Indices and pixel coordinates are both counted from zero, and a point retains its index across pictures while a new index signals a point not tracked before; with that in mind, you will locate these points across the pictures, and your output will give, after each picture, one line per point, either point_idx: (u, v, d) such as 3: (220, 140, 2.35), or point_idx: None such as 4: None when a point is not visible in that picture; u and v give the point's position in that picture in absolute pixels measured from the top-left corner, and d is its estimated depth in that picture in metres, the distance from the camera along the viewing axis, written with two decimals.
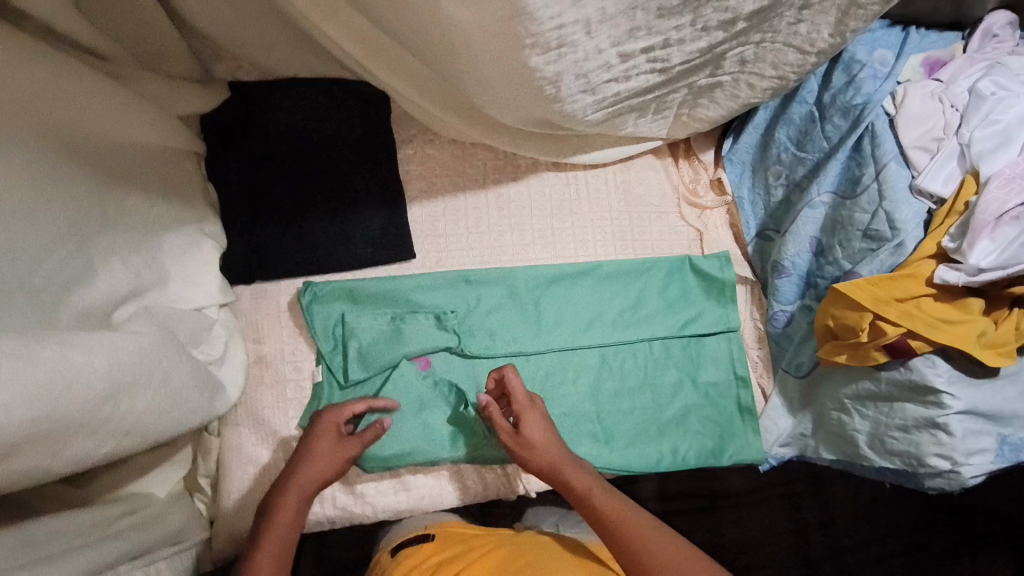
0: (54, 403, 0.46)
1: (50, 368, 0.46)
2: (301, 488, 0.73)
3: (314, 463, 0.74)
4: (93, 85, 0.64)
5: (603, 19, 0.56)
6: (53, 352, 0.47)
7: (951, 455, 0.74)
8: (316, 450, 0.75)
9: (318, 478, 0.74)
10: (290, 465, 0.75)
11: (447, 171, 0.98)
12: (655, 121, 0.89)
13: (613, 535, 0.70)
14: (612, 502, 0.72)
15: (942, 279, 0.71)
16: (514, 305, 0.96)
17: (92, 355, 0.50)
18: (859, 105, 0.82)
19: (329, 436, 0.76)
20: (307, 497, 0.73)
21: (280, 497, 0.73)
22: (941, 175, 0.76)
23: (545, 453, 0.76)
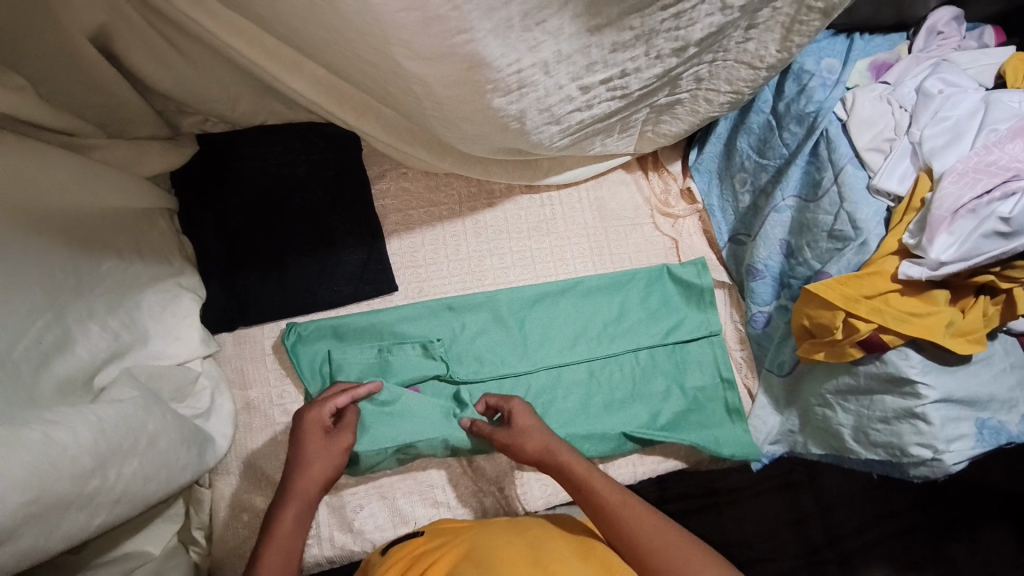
0: (46, 482, 0.46)
1: (37, 451, 0.46)
2: (303, 493, 0.72)
3: (311, 466, 0.74)
4: (62, 159, 0.64)
5: (560, 59, 0.58)
6: (36, 434, 0.47)
7: (932, 443, 0.76)
8: (309, 453, 0.74)
9: (319, 479, 0.74)
10: (287, 473, 0.74)
11: (423, 202, 1.00)
12: (622, 139, 0.92)
13: (609, 520, 0.72)
14: (610, 486, 0.74)
15: (906, 275, 0.74)
16: (499, 329, 0.97)
17: (77, 433, 0.51)
18: (812, 112, 0.85)
19: (318, 436, 0.75)
20: (310, 501, 0.73)
21: (284, 505, 0.72)
22: (896, 174, 0.79)
23: (537, 439, 0.78)
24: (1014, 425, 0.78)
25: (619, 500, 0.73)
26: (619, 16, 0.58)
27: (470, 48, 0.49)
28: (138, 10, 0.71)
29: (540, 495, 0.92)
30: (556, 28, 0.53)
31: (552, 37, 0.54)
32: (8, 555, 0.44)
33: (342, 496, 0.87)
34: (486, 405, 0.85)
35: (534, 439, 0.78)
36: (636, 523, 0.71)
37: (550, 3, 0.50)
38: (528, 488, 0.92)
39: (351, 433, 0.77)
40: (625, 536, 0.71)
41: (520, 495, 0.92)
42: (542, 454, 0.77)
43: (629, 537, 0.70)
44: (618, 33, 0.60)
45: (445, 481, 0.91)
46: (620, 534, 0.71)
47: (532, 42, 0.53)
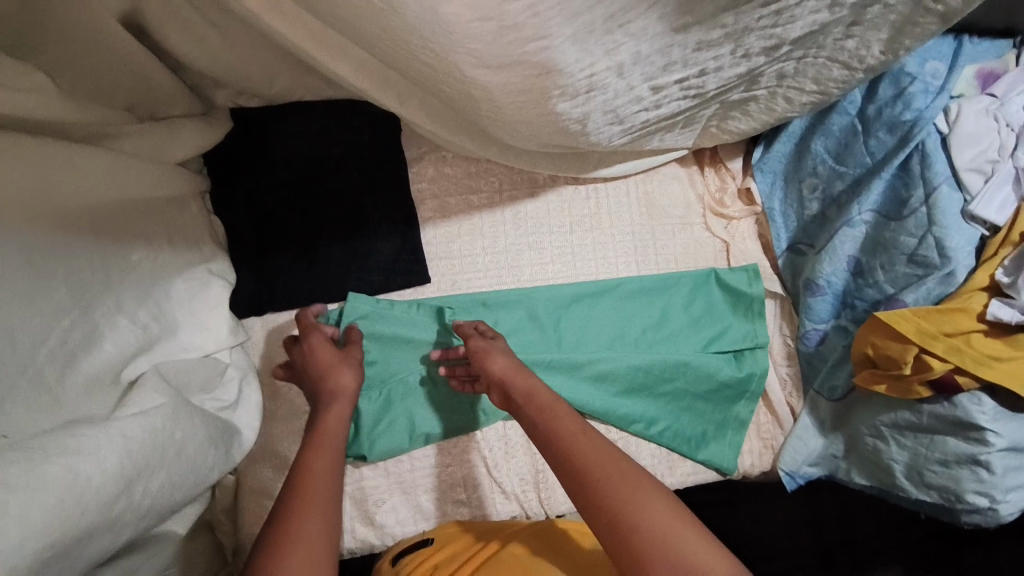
0: (67, 518, 0.45)
1: (59, 484, 0.45)
2: (342, 392, 0.72)
3: (341, 370, 0.74)
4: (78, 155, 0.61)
5: (635, 61, 0.51)
6: (57, 468, 0.46)
7: (990, 492, 0.72)
8: (328, 360, 0.75)
9: (350, 379, 0.74)
10: (317, 383, 0.73)
11: (461, 189, 0.94)
12: (682, 134, 0.83)
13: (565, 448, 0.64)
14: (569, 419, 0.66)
15: (995, 316, 0.68)
16: (533, 328, 0.93)
17: (101, 460, 0.49)
18: (908, 121, 0.76)
19: (330, 348, 0.76)
20: (350, 399, 0.72)
21: (326, 408, 0.70)
22: (996, 202, 0.72)
23: (503, 361, 0.74)
24: None
25: (574, 426, 0.65)
26: (711, 14, 0.50)
27: (543, 56, 0.45)
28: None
29: (563, 501, 0.90)
30: (639, 29, 0.47)
31: (632, 39, 0.48)
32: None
33: (365, 490, 0.87)
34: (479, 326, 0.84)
35: (502, 360, 0.74)
36: (588, 447, 0.63)
37: (638, 4, 0.44)
38: (552, 493, 0.90)
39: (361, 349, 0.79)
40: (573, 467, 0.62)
41: (544, 500, 0.89)
42: (504, 375, 0.73)
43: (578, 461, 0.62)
44: (707, 31, 0.52)
45: (468, 481, 0.89)
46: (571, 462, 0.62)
47: (611, 45, 0.47)
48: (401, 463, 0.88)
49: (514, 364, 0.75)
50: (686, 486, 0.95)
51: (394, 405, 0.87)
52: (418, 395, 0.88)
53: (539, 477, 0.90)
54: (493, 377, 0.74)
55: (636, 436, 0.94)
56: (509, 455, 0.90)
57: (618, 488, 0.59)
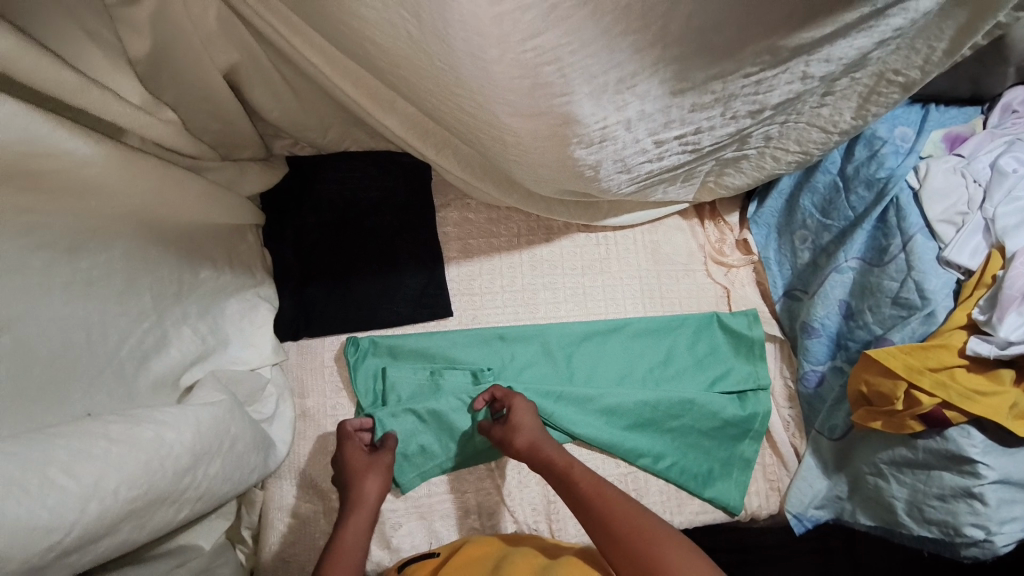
0: (151, 478, 0.52)
1: (149, 448, 0.53)
2: (363, 505, 0.76)
3: (366, 478, 0.79)
4: (196, 184, 0.70)
5: (642, 118, 0.62)
6: (150, 433, 0.54)
7: (986, 524, 0.73)
8: (361, 467, 0.80)
9: (374, 490, 0.78)
10: (345, 490, 0.79)
11: (482, 233, 1.04)
12: (683, 188, 0.94)
13: (594, 508, 0.72)
14: (588, 476, 0.75)
15: (974, 351, 0.72)
16: (548, 362, 1.00)
17: (182, 432, 0.57)
18: (883, 178, 0.85)
19: (363, 454, 0.81)
20: (369, 511, 0.76)
21: (347, 520, 0.75)
22: (967, 249, 0.78)
23: (524, 435, 0.81)
24: None
25: (594, 487, 0.73)
26: (703, 82, 0.61)
27: (566, 108, 0.56)
28: (267, 55, 0.76)
29: (573, 532, 0.91)
30: (643, 91, 0.58)
31: (638, 99, 0.59)
32: (104, 544, 0.50)
33: (383, 513, 0.89)
34: (492, 396, 0.89)
35: (523, 432, 0.81)
36: (617, 507, 0.71)
37: (642, 70, 0.55)
38: (562, 524, 0.91)
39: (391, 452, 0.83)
40: (604, 525, 0.70)
41: (555, 531, 0.91)
42: (529, 448, 0.80)
43: (608, 525, 0.70)
44: (700, 96, 0.63)
45: (481, 507, 0.91)
46: (600, 519, 0.71)
47: (620, 103, 0.58)
48: (418, 487, 0.91)
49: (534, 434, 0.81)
50: (695, 524, 0.96)
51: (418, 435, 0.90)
52: (439, 425, 0.91)
53: (551, 507, 0.92)
54: (518, 450, 0.81)
55: (643, 471, 0.97)
56: (523, 483, 0.93)
57: (641, 536, 0.68)
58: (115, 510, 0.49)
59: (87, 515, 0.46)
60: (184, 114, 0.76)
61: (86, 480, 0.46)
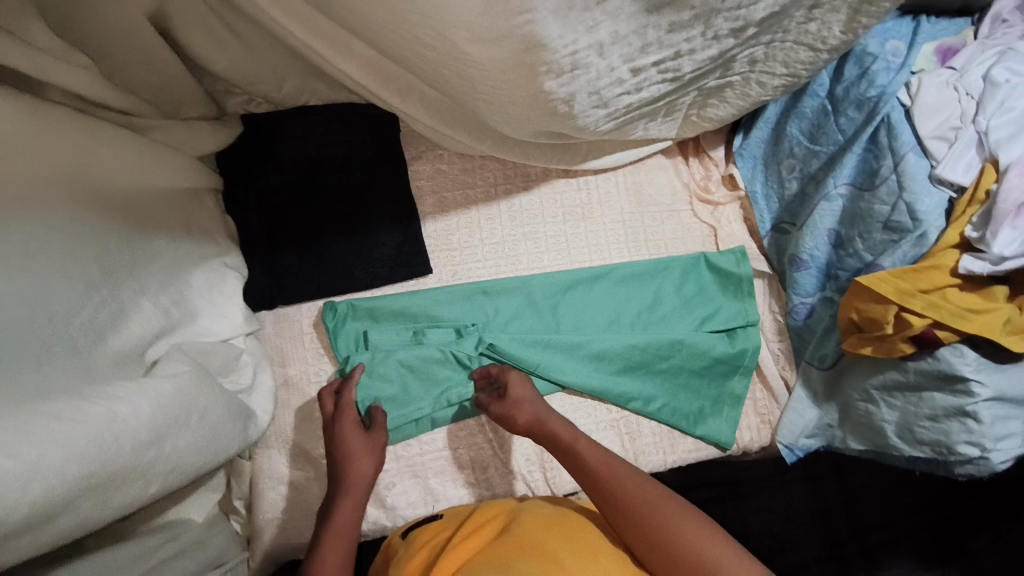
0: (104, 456, 0.51)
1: (99, 424, 0.51)
2: (356, 486, 0.78)
3: (359, 459, 0.80)
4: (117, 142, 0.66)
5: (615, 41, 0.58)
6: (100, 409, 0.52)
7: (980, 441, 0.72)
8: (354, 448, 0.81)
9: (367, 471, 0.80)
10: (337, 468, 0.80)
11: (459, 184, 1.00)
12: (665, 123, 0.90)
13: (607, 485, 0.73)
14: (599, 456, 0.76)
15: (968, 270, 0.70)
16: (533, 313, 0.98)
17: (136, 405, 0.55)
18: (874, 97, 0.80)
19: (358, 434, 0.81)
20: (363, 490, 0.79)
21: (342, 496, 0.78)
22: (961, 164, 0.73)
23: (526, 410, 0.82)
24: None
25: (603, 462, 0.75)
26: None
27: (529, 28, 0.51)
28: None
29: (568, 479, 0.92)
30: (615, 9, 0.53)
31: (610, 18, 0.54)
32: (65, 522, 0.49)
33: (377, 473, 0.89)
34: (486, 372, 0.88)
35: (524, 409, 0.82)
36: (622, 484, 0.73)
37: None
38: (557, 473, 0.92)
39: (386, 432, 0.83)
40: (616, 504, 0.72)
41: (550, 480, 0.92)
42: (531, 425, 0.81)
43: (624, 503, 0.71)
44: (678, 13, 0.59)
45: (475, 462, 0.91)
46: (614, 499, 0.72)
47: (590, 22, 0.54)
48: (409, 447, 0.90)
49: (535, 411, 0.82)
50: (686, 462, 0.98)
51: (404, 395, 0.89)
52: (428, 382, 0.90)
53: (545, 457, 0.92)
54: (522, 424, 0.82)
55: (635, 414, 0.97)
56: (515, 436, 0.92)
57: (656, 513, 0.70)
58: (66, 489, 0.48)
59: (29, 499, 0.45)
60: (106, 69, 0.71)
61: (25, 460, 0.45)
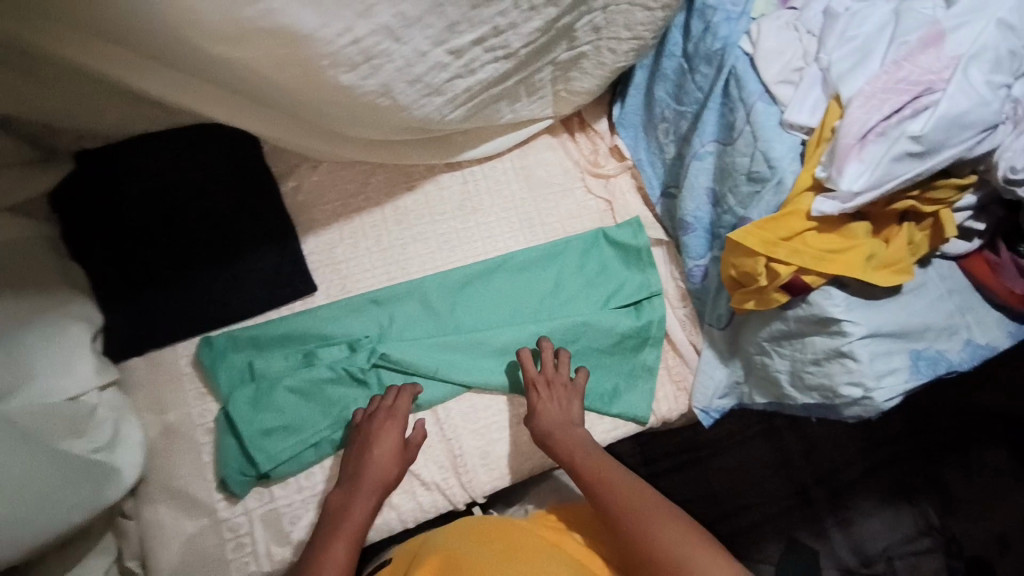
0: None
1: None
2: (370, 484, 0.79)
3: (381, 461, 0.80)
4: None
5: (402, 23, 0.58)
6: None
7: (861, 381, 0.72)
8: (382, 452, 0.80)
9: (384, 475, 0.80)
10: (353, 463, 0.81)
11: (336, 193, 0.95)
12: (534, 102, 0.88)
13: (598, 483, 0.80)
14: (596, 458, 0.82)
15: (818, 212, 0.68)
16: (429, 316, 0.95)
17: None
18: (718, 50, 0.79)
19: (391, 442, 0.81)
20: (378, 490, 0.79)
21: (354, 497, 0.78)
22: (807, 106, 0.71)
23: (557, 409, 0.87)
24: (954, 353, 0.73)
25: (597, 463, 0.82)
26: None
27: (268, 18, 0.51)
28: None
29: (486, 479, 0.91)
30: None
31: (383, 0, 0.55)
32: None
33: (278, 509, 0.84)
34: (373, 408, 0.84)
35: (553, 407, 0.87)
36: (610, 481, 0.79)
37: None
38: (474, 473, 0.91)
39: (416, 450, 0.84)
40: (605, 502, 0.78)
41: (466, 483, 0.90)
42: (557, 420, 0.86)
43: (609, 499, 0.78)
44: None
45: None
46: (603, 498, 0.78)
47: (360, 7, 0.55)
48: (312, 477, 0.85)
49: (559, 415, 0.87)
50: (608, 442, 0.96)
51: (295, 423, 0.84)
52: (321, 406, 0.86)
53: (456, 462, 0.90)
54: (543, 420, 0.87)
55: None
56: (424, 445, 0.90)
57: (638, 514, 0.75)
58: None
59: None
60: None
61: None
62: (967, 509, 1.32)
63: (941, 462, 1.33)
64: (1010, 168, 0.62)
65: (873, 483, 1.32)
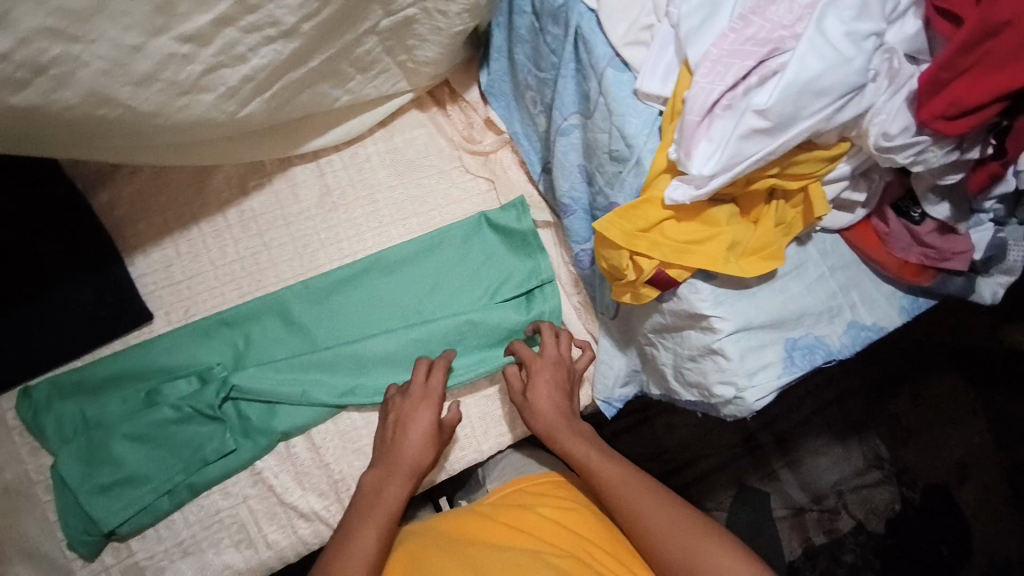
0: None
1: None
2: (402, 469, 0.76)
3: (416, 443, 0.77)
4: None
5: (74, 22, 0.50)
6: None
7: (733, 380, 0.65)
8: (416, 431, 0.78)
9: (415, 459, 0.77)
10: (386, 449, 0.78)
11: (164, 205, 0.84)
12: (378, 80, 0.76)
13: (617, 498, 0.73)
14: (615, 470, 0.75)
15: (672, 200, 0.57)
16: (291, 330, 0.86)
17: None
18: (561, 7, 0.67)
19: (425, 419, 0.78)
20: (409, 475, 0.76)
21: (386, 486, 0.74)
22: (660, 70, 0.60)
23: (555, 389, 0.81)
24: (834, 340, 0.66)
25: (616, 477, 0.74)
26: None
27: None
28: None
29: None
30: None
31: None
32: None
33: (140, 563, 0.78)
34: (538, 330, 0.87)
35: (553, 390, 0.81)
36: (637, 510, 0.71)
37: None
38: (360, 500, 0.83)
39: (448, 433, 0.80)
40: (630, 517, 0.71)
41: None
42: (559, 410, 0.80)
43: (635, 517, 0.70)
44: None
45: (262, 513, 0.81)
46: (629, 511, 0.71)
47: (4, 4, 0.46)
48: (172, 524, 0.79)
49: (558, 400, 0.81)
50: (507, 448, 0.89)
51: (138, 471, 0.78)
52: (168, 449, 0.79)
53: (335, 488, 0.83)
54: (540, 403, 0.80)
55: None
56: (298, 475, 0.83)
57: (682, 536, 0.67)
58: None
59: None
60: None
61: None
62: (921, 439, 1.25)
63: (890, 392, 1.26)
64: (881, 135, 0.53)
65: (824, 419, 1.25)
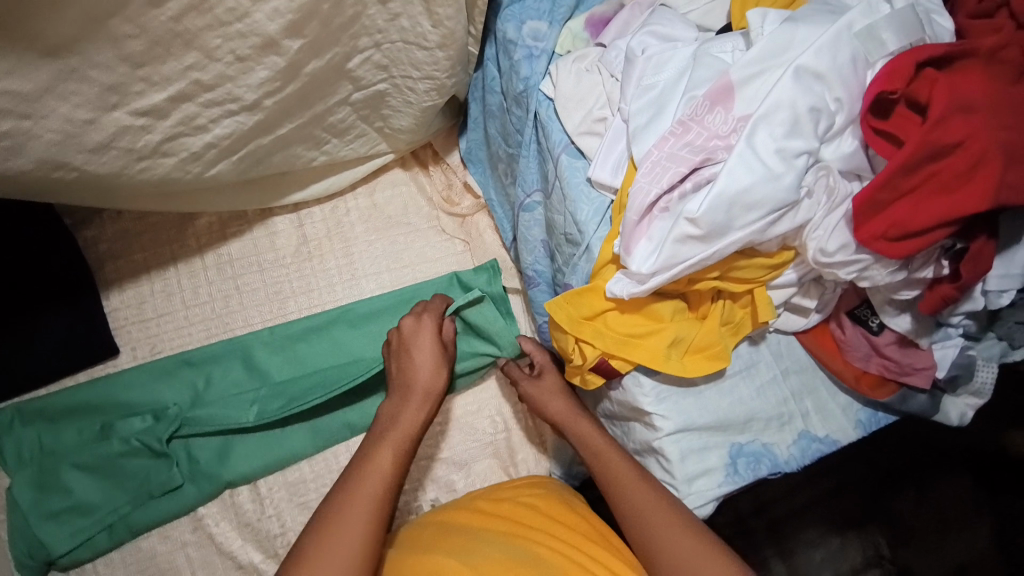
0: None
1: None
2: (426, 393, 0.70)
3: (433, 368, 0.72)
4: None
5: (21, 101, 0.51)
6: None
7: (673, 483, 0.62)
8: (428, 353, 0.73)
9: (434, 384, 0.71)
10: (397, 373, 0.73)
11: (146, 246, 0.88)
12: (354, 141, 0.80)
13: (626, 503, 0.59)
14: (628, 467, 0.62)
15: (612, 293, 0.56)
16: (250, 375, 0.86)
17: None
18: (521, 92, 0.69)
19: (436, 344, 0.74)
20: (427, 397, 0.70)
21: (399, 411, 0.68)
22: (610, 162, 0.61)
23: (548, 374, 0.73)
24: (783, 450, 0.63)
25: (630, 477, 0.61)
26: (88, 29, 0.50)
27: None
28: None
29: None
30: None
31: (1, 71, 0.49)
32: None
33: None
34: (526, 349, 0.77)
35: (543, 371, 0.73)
36: (648, 513, 0.58)
37: None
38: None
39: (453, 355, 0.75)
40: (636, 524, 0.58)
41: None
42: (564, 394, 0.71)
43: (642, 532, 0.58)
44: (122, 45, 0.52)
45: (200, 562, 0.80)
46: (635, 519, 0.59)
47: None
48: (111, 563, 0.79)
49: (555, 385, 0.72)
50: None
51: (86, 502, 0.78)
52: (116, 483, 0.79)
53: (278, 542, 0.81)
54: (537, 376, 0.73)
55: None
56: (242, 524, 0.82)
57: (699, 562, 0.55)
58: None
59: None
60: None
61: None
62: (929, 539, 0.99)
63: (894, 488, 1.00)
64: (819, 250, 0.53)
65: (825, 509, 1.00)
